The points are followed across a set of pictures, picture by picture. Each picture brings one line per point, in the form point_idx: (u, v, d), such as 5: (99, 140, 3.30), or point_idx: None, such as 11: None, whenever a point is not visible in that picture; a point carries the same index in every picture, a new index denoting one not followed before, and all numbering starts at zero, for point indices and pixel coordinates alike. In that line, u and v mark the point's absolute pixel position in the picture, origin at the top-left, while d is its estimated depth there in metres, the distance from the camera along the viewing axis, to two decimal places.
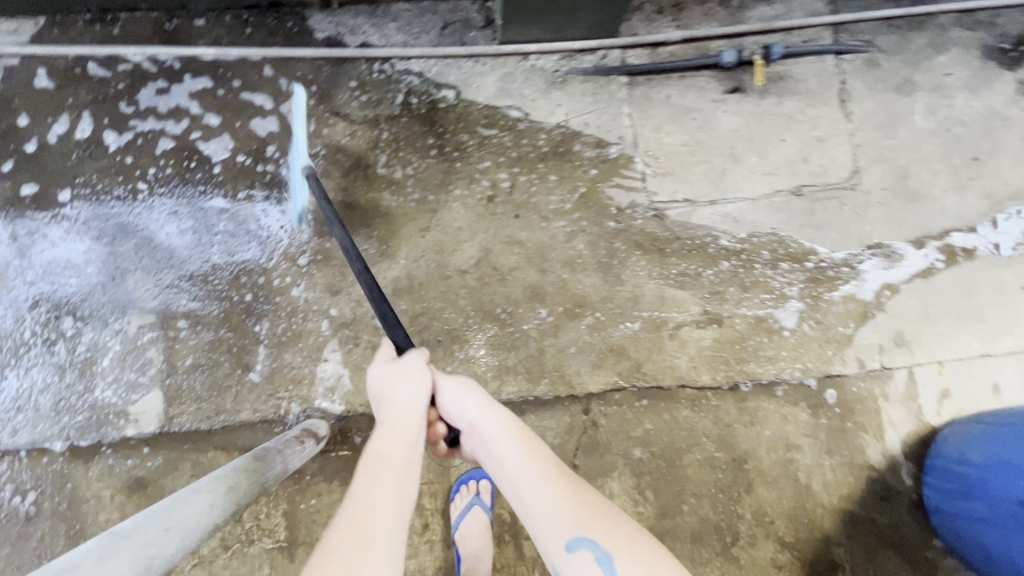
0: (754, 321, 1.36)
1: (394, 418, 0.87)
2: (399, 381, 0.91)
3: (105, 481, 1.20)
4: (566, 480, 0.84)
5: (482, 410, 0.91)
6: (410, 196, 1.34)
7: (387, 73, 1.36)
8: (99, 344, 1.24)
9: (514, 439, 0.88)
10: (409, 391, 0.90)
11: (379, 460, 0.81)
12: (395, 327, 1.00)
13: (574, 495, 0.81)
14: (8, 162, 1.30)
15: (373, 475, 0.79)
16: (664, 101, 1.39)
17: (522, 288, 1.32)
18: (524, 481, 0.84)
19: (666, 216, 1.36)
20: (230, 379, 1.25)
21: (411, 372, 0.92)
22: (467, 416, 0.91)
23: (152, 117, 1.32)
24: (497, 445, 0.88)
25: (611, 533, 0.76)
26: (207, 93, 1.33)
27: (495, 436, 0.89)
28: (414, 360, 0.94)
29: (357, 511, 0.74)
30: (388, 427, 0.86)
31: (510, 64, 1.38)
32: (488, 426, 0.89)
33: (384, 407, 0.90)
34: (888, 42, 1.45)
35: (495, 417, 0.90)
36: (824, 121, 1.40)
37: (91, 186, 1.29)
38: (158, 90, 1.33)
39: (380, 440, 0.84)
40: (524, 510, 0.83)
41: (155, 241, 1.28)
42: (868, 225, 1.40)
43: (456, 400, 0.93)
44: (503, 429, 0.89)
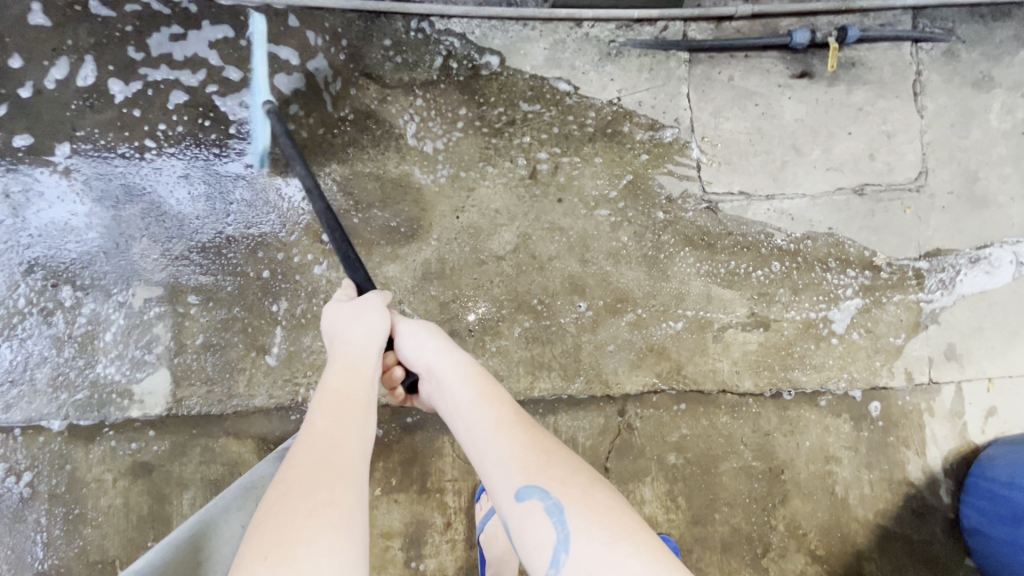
0: (803, 327, 1.28)
1: (349, 353, 0.82)
2: (353, 319, 0.86)
3: (107, 465, 1.11)
4: (520, 424, 0.78)
5: (440, 356, 0.87)
6: (444, 171, 1.22)
7: (425, 33, 1.23)
8: (101, 317, 1.14)
9: (469, 382, 0.84)
10: (363, 328, 0.85)
11: (334, 394, 0.75)
12: (355, 265, 0.91)
13: (528, 439, 0.76)
14: None
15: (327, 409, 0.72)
16: (726, 83, 1.28)
17: (562, 279, 1.23)
18: (479, 425, 0.79)
19: (719, 209, 1.26)
20: (243, 361, 1.15)
21: (366, 311, 0.87)
22: (425, 358, 0.88)
23: (164, 66, 1.18)
24: (453, 388, 0.84)
25: (566, 482, 0.69)
26: (227, 44, 1.19)
27: (450, 379, 0.84)
28: (373, 300, 0.89)
29: (306, 445, 0.67)
30: (342, 362, 0.80)
31: (561, 30, 1.25)
32: (444, 369, 0.85)
33: (337, 344, 0.84)
34: (970, 31, 1.33)
35: (453, 363, 0.86)
36: (894, 115, 1.30)
37: (92, 141, 1.16)
38: (170, 37, 1.19)
39: (333, 375, 0.78)
40: (475, 454, 0.77)
41: (164, 206, 1.16)
42: (930, 231, 1.31)
43: (414, 344, 0.89)
44: (459, 373, 0.85)
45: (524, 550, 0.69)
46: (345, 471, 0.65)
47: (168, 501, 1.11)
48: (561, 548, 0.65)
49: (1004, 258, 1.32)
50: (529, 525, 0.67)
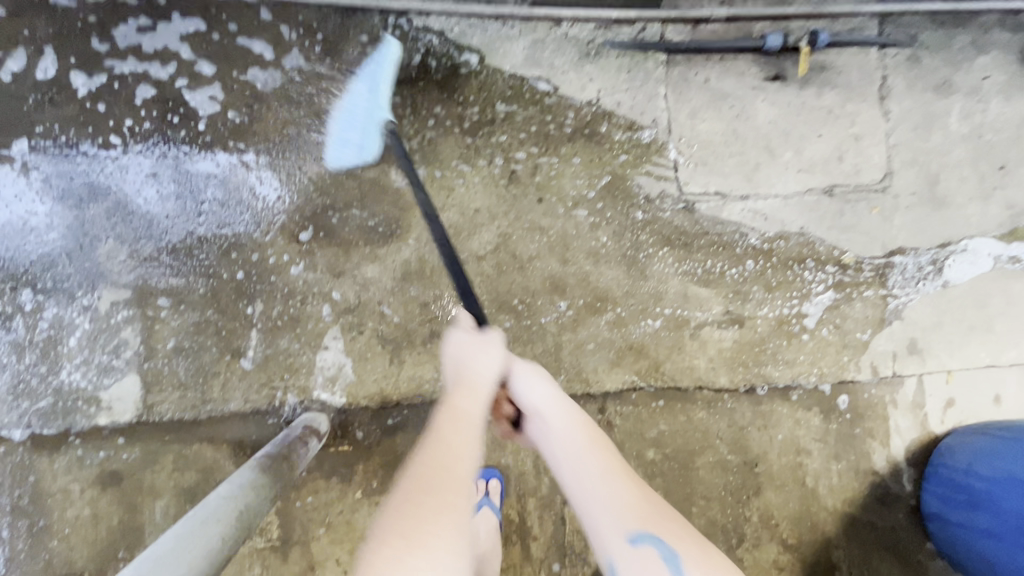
0: (776, 324, 1.32)
1: (473, 380, 0.76)
2: (477, 347, 0.81)
3: (73, 475, 1.07)
4: (637, 481, 0.76)
5: (553, 398, 0.82)
6: (424, 170, 1.21)
7: (402, 29, 1.21)
8: (64, 321, 1.09)
9: (581, 428, 0.80)
10: (488, 357, 0.80)
11: (458, 416, 0.70)
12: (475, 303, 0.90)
13: (648, 497, 0.73)
14: None
15: (454, 430, 0.68)
16: (702, 84, 1.29)
17: (542, 279, 1.23)
18: (595, 476, 0.74)
19: (695, 209, 1.29)
20: (218, 365, 1.12)
21: (491, 341, 0.82)
22: (536, 398, 0.82)
23: (130, 59, 1.14)
24: (566, 434, 0.79)
25: (685, 545, 0.68)
26: (197, 37, 1.15)
27: (564, 423, 0.80)
28: (496, 334, 0.84)
29: (438, 449, 0.64)
30: (468, 387, 0.75)
31: (541, 30, 1.25)
32: (556, 412, 0.80)
33: (461, 368, 0.78)
34: (932, 38, 1.38)
35: (566, 405, 0.82)
36: (862, 118, 1.34)
37: (54, 137, 1.11)
38: (137, 28, 1.14)
39: (461, 396, 0.73)
40: (587, 505, 0.72)
41: (131, 206, 1.12)
42: (894, 230, 1.37)
43: (527, 381, 0.83)
44: (573, 419, 0.81)
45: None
46: (466, 495, 0.61)
47: (139, 510, 1.08)
48: None
49: (983, 250, 1.39)
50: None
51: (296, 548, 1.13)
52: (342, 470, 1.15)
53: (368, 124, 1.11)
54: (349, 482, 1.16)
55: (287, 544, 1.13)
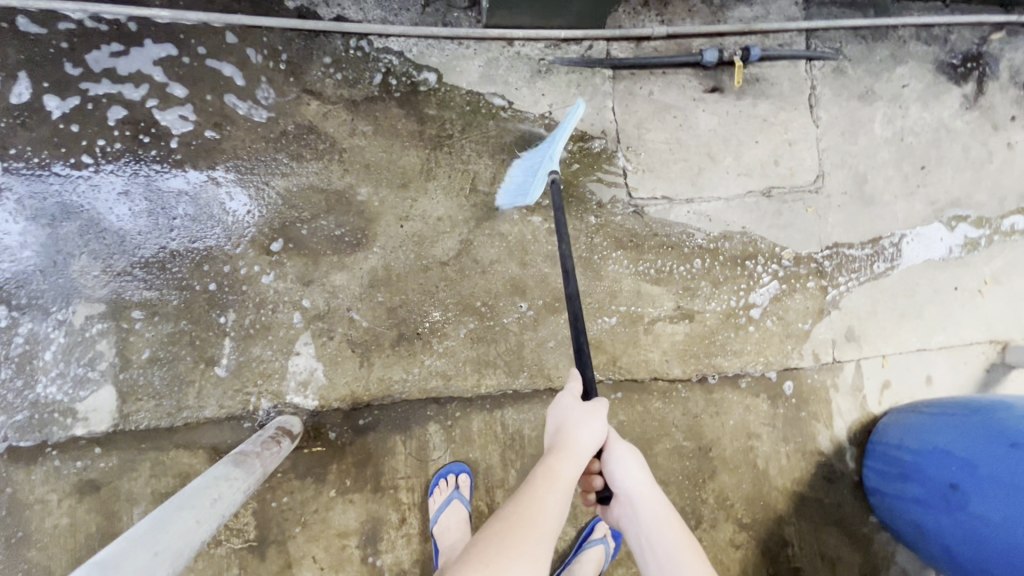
0: (723, 316, 1.41)
1: (575, 453, 0.84)
2: (584, 418, 0.88)
3: (51, 485, 1.11)
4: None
5: (649, 490, 0.88)
6: (388, 182, 1.28)
7: (364, 50, 1.28)
8: (39, 336, 1.13)
9: (674, 526, 0.86)
10: (594, 433, 0.87)
11: (553, 480, 0.80)
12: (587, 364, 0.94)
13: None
14: None
15: (546, 492, 0.79)
16: (647, 97, 1.40)
17: (503, 281, 1.31)
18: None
19: (645, 212, 1.38)
20: (193, 373, 1.17)
21: (598, 414, 0.89)
22: (633, 485, 0.88)
23: (103, 82, 1.19)
24: (657, 528, 0.85)
25: None
26: (168, 61, 1.21)
27: (657, 516, 0.86)
28: (602, 409, 0.90)
29: (528, 506, 0.77)
30: (569, 455, 0.83)
31: (495, 49, 1.34)
32: (649, 504, 0.87)
33: (566, 434, 0.87)
34: (855, 51, 1.51)
35: (658, 499, 0.88)
36: (794, 125, 1.46)
37: (27, 158, 1.15)
38: (110, 54, 1.19)
39: (559, 461, 0.82)
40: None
41: (104, 223, 1.16)
42: (828, 227, 1.48)
43: (623, 465, 0.90)
44: (665, 514, 0.87)
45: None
46: (543, 547, 0.72)
47: (118, 516, 1.11)
48: None
49: (937, 237, 1.52)
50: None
51: (273, 548, 1.17)
52: (316, 470, 1.20)
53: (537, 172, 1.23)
54: (323, 482, 1.21)
55: (264, 544, 1.17)
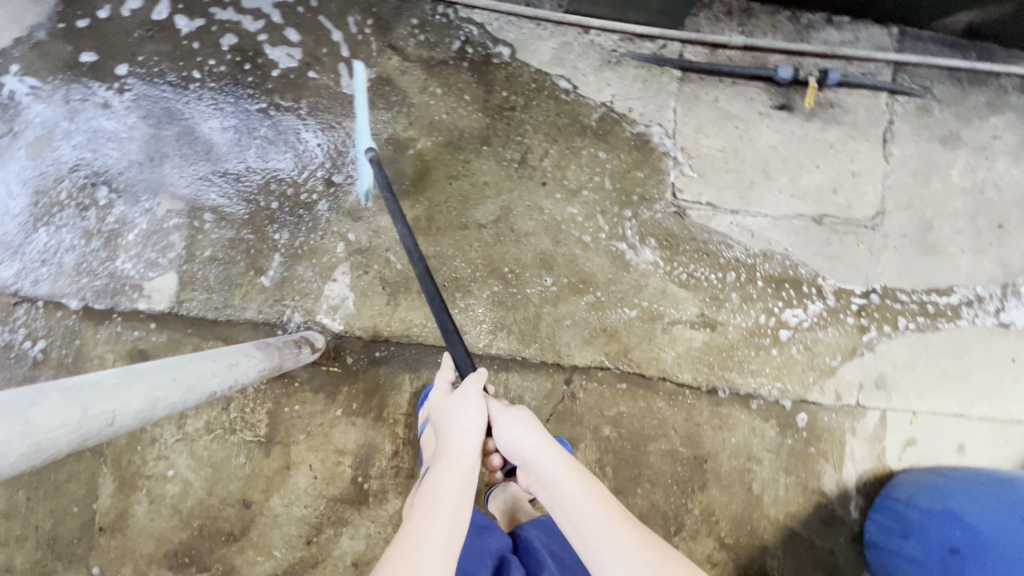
0: (747, 333, 1.40)
1: (453, 453, 0.90)
2: (455, 415, 0.95)
3: (110, 345, 1.27)
4: (632, 525, 0.81)
5: (543, 449, 0.91)
6: (446, 142, 1.37)
7: (449, 18, 1.38)
8: (127, 219, 1.30)
9: (576, 477, 0.87)
10: (466, 425, 0.93)
11: (433, 493, 0.83)
12: (456, 343, 1.02)
13: (644, 541, 0.79)
14: (84, 22, 1.33)
15: (427, 507, 0.81)
16: (711, 103, 1.40)
17: (534, 254, 1.36)
18: (590, 521, 0.82)
19: (686, 215, 1.39)
20: (242, 279, 1.30)
21: (467, 404, 0.96)
22: (525, 451, 0.91)
23: (228, 11, 1.34)
24: (559, 484, 0.87)
25: None
26: (287, 7, 1.35)
27: (554, 473, 0.88)
28: (470, 396, 0.96)
29: (412, 529, 0.78)
30: (445, 460, 0.89)
31: (570, 35, 1.39)
32: (543, 462, 0.89)
33: (444, 438, 0.93)
34: (946, 92, 1.45)
35: (554, 455, 0.90)
36: (861, 156, 1.42)
37: (150, 67, 1.33)
38: None
39: (437, 473, 0.87)
40: (585, 552, 0.81)
41: (197, 132, 1.32)
42: (879, 267, 1.43)
43: (513, 434, 0.93)
44: (562, 470, 0.88)
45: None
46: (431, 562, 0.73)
47: None
48: None
49: None
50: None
51: (277, 448, 1.28)
52: (329, 388, 1.30)
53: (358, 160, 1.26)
54: (332, 401, 1.31)
55: (270, 443, 1.28)
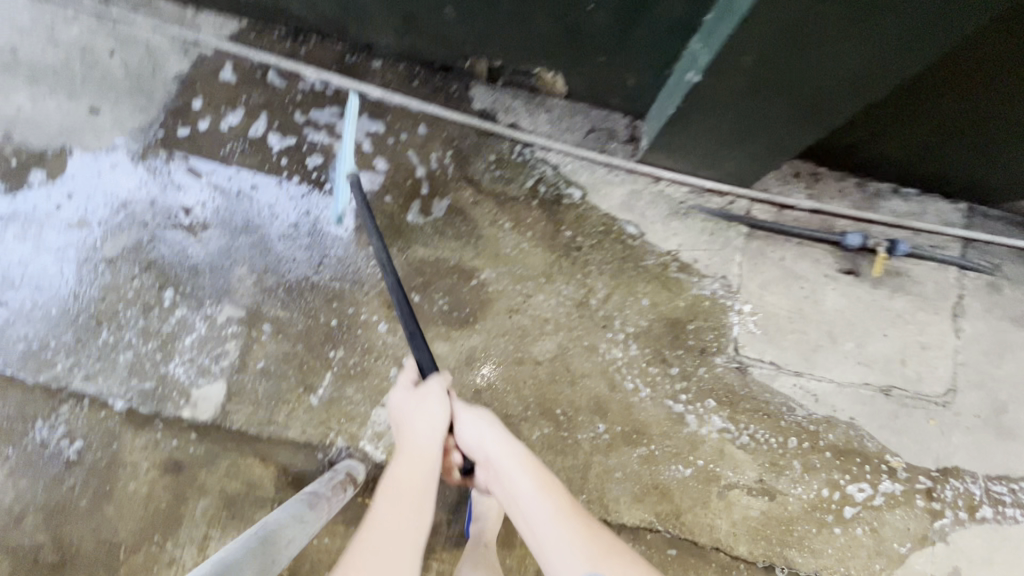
0: (808, 507, 1.31)
1: (415, 448, 0.95)
2: (416, 411, 0.99)
3: (146, 453, 1.23)
4: (578, 517, 0.93)
5: (502, 446, 0.99)
6: (510, 275, 1.37)
7: (525, 157, 1.42)
8: (187, 322, 1.30)
9: (531, 473, 0.97)
10: (427, 419, 0.97)
11: (395, 489, 0.89)
12: (420, 346, 1.04)
13: (590, 536, 0.90)
14: (183, 130, 1.39)
15: (391, 502, 0.87)
16: (777, 262, 1.40)
17: (588, 398, 1.32)
18: (542, 516, 0.92)
19: (748, 371, 1.35)
20: (291, 394, 1.28)
21: (429, 398, 0.99)
22: (487, 451, 0.99)
23: (319, 133, 1.41)
24: (517, 481, 0.96)
25: (627, 572, 0.86)
26: (378, 137, 1.40)
27: (512, 470, 0.97)
28: (433, 389, 1.00)
29: (376, 533, 0.83)
30: (408, 456, 0.93)
31: (641, 182, 1.42)
32: (503, 460, 0.98)
33: (404, 434, 0.97)
34: (1016, 271, 1.43)
35: (513, 451, 0.99)
36: (931, 329, 1.38)
37: (234, 177, 1.38)
38: (332, 116, 1.42)
39: (398, 469, 0.92)
40: (537, 544, 0.91)
41: (269, 243, 1.35)
42: (950, 447, 1.35)
43: (476, 432, 1.01)
44: (519, 465, 0.97)
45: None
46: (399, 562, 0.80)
47: (186, 500, 1.22)
48: None
49: None
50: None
51: None
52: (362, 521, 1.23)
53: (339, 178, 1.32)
54: None
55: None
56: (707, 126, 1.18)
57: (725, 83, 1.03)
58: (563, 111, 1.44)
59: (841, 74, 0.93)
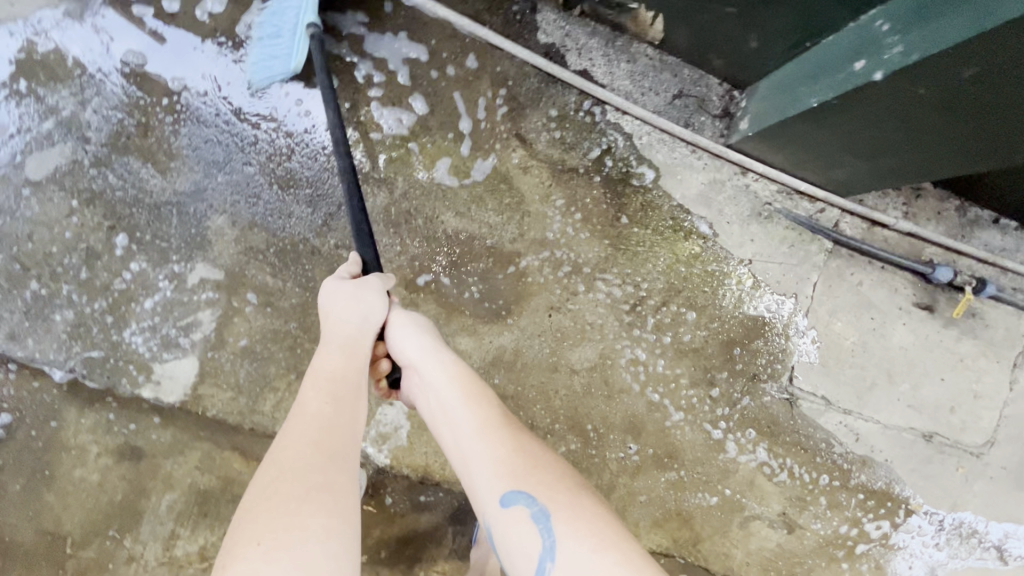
0: (822, 542, 1.26)
1: (342, 341, 0.81)
2: (342, 304, 0.84)
3: (95, 436, 1.01)
4: (502, 426, 0.76)
5: (429, 350, 0.84)
6: (554, 264, 1.14)
7: (594, 118, 1.14)
8: (147, 279, 1.02)
9: (452, 378, 0.81)
10: (355, 312, 0.83)
11: (321, 381, 0.76)
12: (367, 242, 0.89)
13: (516, 446, 0.74)
14: (142, 12, 1.04)
15: (317, 394, 0.74)
16: (854, 286, 1.23)
17: (623, 415, 1.17)
18: (462, 426, 0.77)
19: (797, 403, 1.23)
20: (280, 381, 1.04)
21: (356, 289, 0.85)
22: (409, 353, 0.84)
23: (342, 48, 1.09)
24: (436, 387, 0.81)
25: (551, 488, 0.69)
26: (419, 67, 1.10)
27: (436, 377, 0.81)
28: (366, 279, 0.86)
29: (298, 431, 0.69)
30: (338, 346, 0.80)
31: (725, 172, 1.18)
32: (428, 367, 0.82)
33: (327, 327, 0.83)
34: None
35: (440, 359, 0.83)
36: (989, 377, 1.28)
37: (212, 93, 1.05)
38: (360, 26, 1.10)
39: (323, 360, 0.78)
40: (456, 460, 0.76)
41: (255, 186, 1.05)
42: (970, 494, 1.28)
43: (405, 334, 0.85)
44: (444, 372, 0.81)
45: (509, 556, 0.69)
46: (335, 461, 0.67)
47: (146, 493, 1.01)
48: (542, 518, 0.67)
49: None
50: (514, 532, 0.68)
51: None
52: None
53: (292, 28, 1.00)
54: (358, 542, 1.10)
55: None
56: (845, 132, 0.94)
57: (914, 90, 0.78)
58: (648, 64, 1.15)
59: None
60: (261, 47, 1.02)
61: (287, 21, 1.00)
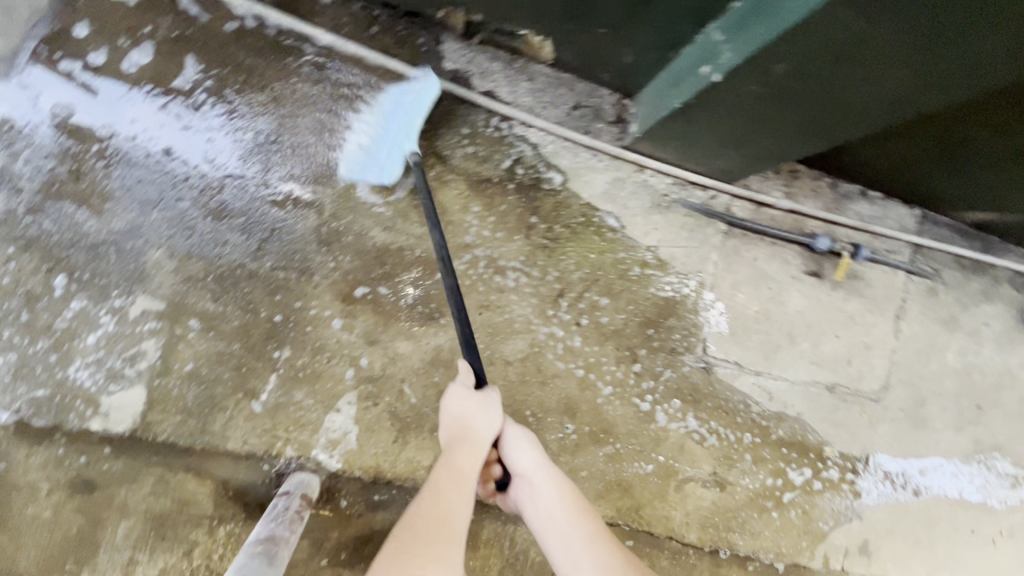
0: (752, 495, 1.37)
1: (472, 448, 0.89)
2: (475, 418, 0.91)
3: (47, 472, 1.04)
4: (609, 542, 0.90)
5: (542, 466, 0.95)
6: (479, 266, 1.25)
7: (502, 132, 1.27)
8: (89, 316, 1.07)
9: (563, 494, 0.93)
10: (487, 425, 0.91)
11: (450, 478, 0.85)
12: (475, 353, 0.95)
13: (623, 558, 0.88)
14: (70, 67, 1.12)
15: (450, 487, 0.84)
16: (750, 262, 1.39)
17: (559, 399, 1.28)
18: (574, 538, 0.90)
19: (714, 370, 1.37)
20: (228, 400, 1.10)
21: (487, 405, 0.92)
22: (525, 465, 0.95)
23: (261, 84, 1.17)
24: (546, 500, 0.93)
25: None
26: None
27: (548, 491, 0.93)
28: (492, 398, 0.93)
29: (428, 514, 0.80)
30: (467, 451, 0.88)
31: (625, 170, 1.32)
32: (542, 481, 0.94)
33: (457, 432, 0.90)
34: (953, 277, 1.48)
35: (552, 475, 0.95)
36: (876, 330, 1.44)
37: (143, 137, 1.12)
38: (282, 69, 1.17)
39: (456, 458, 0.87)
40: (567, 566, 0.88)
41: (190, 219, 1.12)
42: (875, 437, 1.43)
43: (518, 446, 0.96)
44: (557, 488, 0.94)
45: None
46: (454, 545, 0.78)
47: (102, 523, 1.05)
48: None
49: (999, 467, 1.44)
50: None
51: None
52: (314, 534, 1.11)
53: (395, 149, 1.15)
54: (318, 549, 1.11)
55: None
56: (708, 125, 1.09)
57: (746, 87, 0.93)
58: (547, 81, 1.29)
59: (888, 90, 0.84)
60: (364, 154, 1.17)
61: (394, 141, 1.15)
